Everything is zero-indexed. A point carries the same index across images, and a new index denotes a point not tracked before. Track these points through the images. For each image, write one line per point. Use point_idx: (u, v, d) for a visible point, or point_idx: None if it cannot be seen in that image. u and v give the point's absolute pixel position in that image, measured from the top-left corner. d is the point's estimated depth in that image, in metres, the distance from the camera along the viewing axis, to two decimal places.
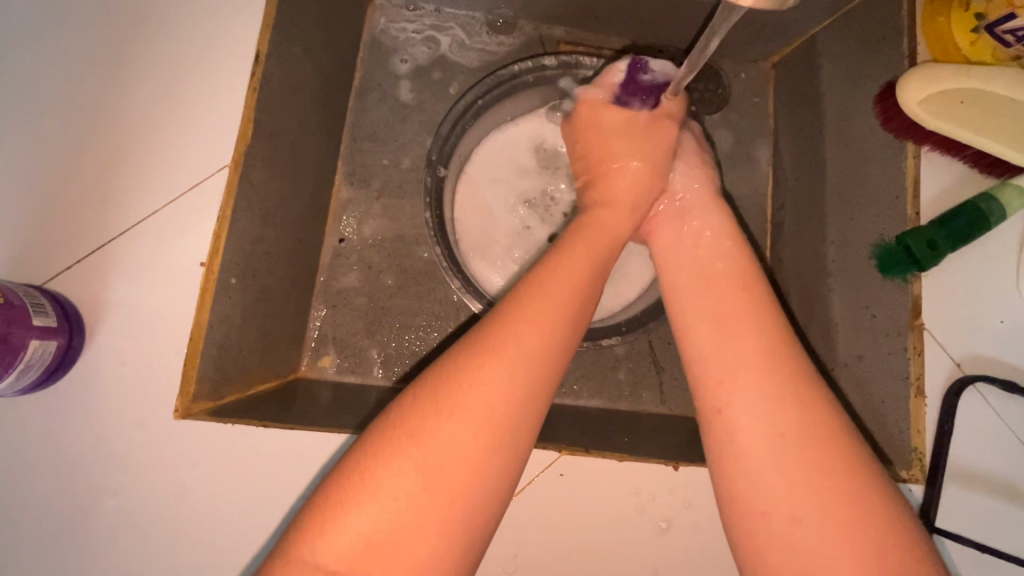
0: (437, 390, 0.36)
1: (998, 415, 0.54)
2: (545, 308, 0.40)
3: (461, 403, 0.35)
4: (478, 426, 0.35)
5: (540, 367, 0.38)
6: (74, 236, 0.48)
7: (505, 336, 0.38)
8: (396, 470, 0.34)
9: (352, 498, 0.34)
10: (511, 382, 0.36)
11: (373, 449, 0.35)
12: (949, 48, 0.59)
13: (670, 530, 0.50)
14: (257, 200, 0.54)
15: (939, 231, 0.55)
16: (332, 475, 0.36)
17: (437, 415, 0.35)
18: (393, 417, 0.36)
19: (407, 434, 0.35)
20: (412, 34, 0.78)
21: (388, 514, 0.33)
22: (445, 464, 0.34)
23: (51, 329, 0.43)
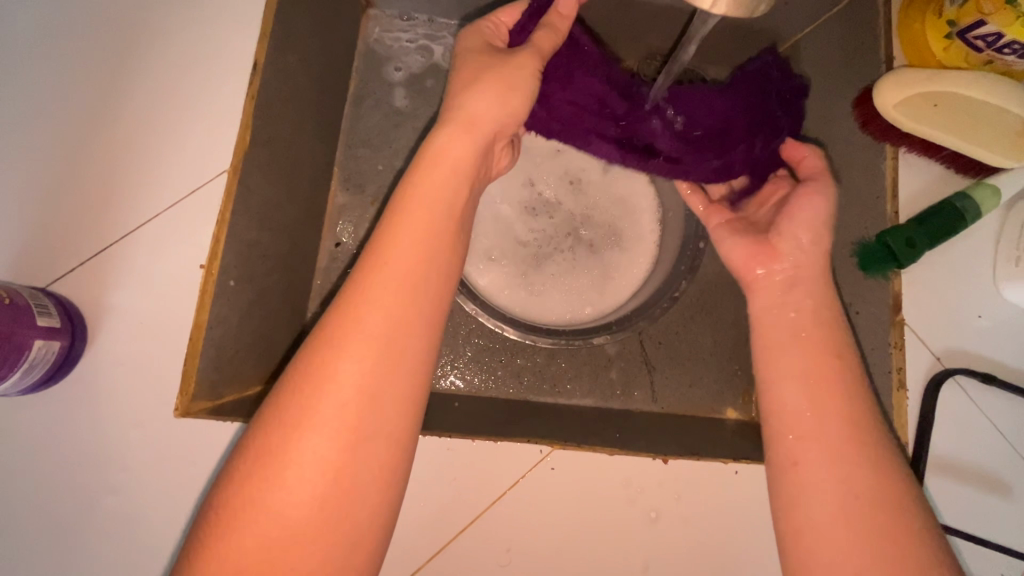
0: (317, 354, 0.39)
1: (978, 407, 0.56)
2: (405, 255, 0.42)
3: (342, 356, 0.39)
4: (361, 373, 0.39)
5: (391, 349, 0.40)
6: (75, 239, 0.49)
7: (349, 331, 0.40)
8: (296, 432, 0.38)
9: (236, 512, 0.37)
10: (361, 376, 0.39)
11: (245, 463, 0.38)
12: (924, 54, 0.61)
13: (659, 520, 0.51)
14: (255, 204, 0.56)
15: (917, 228, 0.57)
16: (239, 449, 0.39)
17: (321, 375, 0.39)
18: (257, 430, 0.39)
19: (269, 448, 0.38)
20: (406, 43, 0.80)
21: (297, 470, 0.37)
22: (311, 465, 0.37)
23: (54, 330, 0.44)
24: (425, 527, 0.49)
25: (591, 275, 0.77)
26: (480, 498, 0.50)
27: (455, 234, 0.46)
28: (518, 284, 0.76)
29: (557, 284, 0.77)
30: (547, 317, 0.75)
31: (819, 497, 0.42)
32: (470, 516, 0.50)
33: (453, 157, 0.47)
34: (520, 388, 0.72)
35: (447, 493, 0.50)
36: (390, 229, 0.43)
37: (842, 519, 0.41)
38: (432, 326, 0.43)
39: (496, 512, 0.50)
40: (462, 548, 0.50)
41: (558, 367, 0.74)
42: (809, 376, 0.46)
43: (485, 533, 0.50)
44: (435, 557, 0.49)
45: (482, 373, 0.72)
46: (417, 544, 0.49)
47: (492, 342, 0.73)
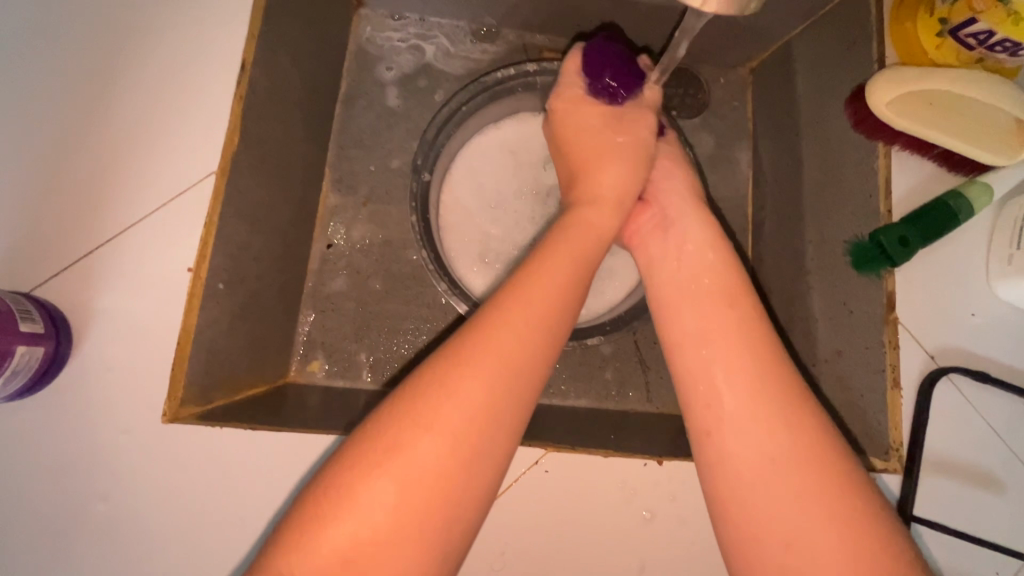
0: (450, 362, 0.37)
1: (971, 405, 0.56)
2: (551, 281, 0.42)
3: (476, 366, 0.37)
4: (491, 389, 0.37)
5: (519, 375, 0.38)
6: (60, 243, 0.48)
7: (486, 345, 0.38)
8: (418, 432, 0.35)
9: (330, 513, 0.34)
10: (489, 395, 0.37)
11: (353, 461, 0.35)
12: (917, 52, 0.61)
13: (655, 520, 0.51)
14: (244, 205, 0.55)
15: (910, 227, 0.57)
16: (356, 436, 0.37)
17: (455, 381, 0.37)
18: (372, 428, 0.36)
19: (382, 448, 0.35)
20: (397, 43, 0.79)
21: (412, 473, 0.34)
22: (421, 475, 0.34)
23: (38, 335, 0.44)
24: None
25: None
26: None
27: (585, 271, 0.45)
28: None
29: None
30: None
31: (745, 456, 0.40)
32: None
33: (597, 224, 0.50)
34: None
35: None
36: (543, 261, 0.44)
37: (772, 473, 0.39)
38: (552, 359, 0.41)
39: (490, 515, 0.50)
40: None
41: (553, 368, 0.73)
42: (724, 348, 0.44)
43: (481, 536, 0.49)
44: None
45: None
46: None
47: None
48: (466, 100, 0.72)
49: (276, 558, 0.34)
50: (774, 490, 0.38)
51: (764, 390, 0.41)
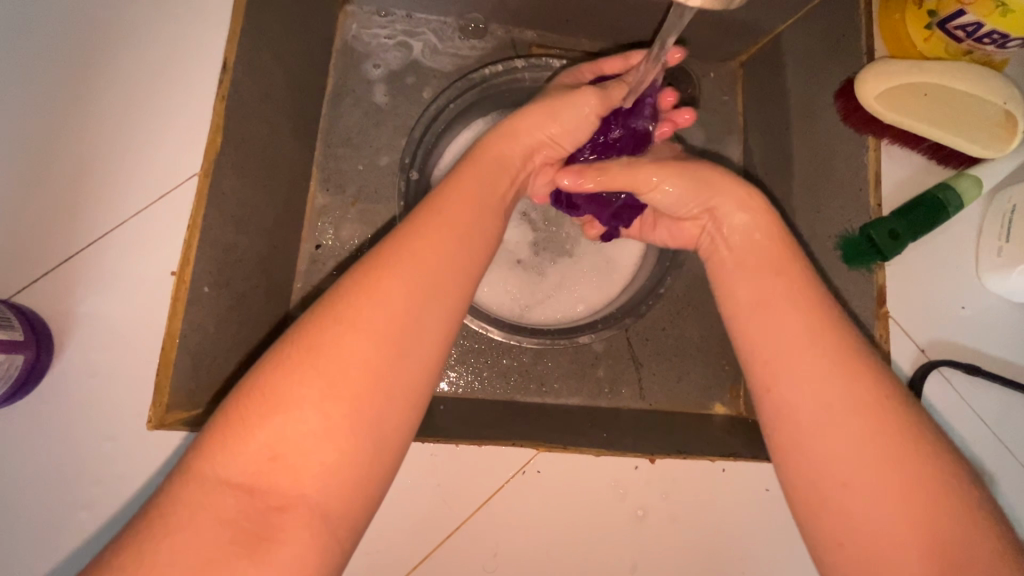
0: (370, 268, 0.38)
1: (962, 398, 0.56)
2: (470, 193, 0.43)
3: (400, 267, 0.37)
4: (415, 290, 0.37)
5: (439, 276, 0.39)
6: (39, 247, 0.47)
7: (404, 250, 0.38)
8: (341, 331, 0.35)
9: (255, 411, 0.33)
10: (410, 294, 0.37)
11: (275, 363, 0.35)
12: (905, 45, 0.61)
13: (646, 517, 0.51)
14: (229, 208, 0.54)
15: (899, 220, 0.57)
16: (277, 344, 0.36)
17: (377, 283, 0.37)
18: (294, 335, 0.36)
19: (306, 349, 0.35)
20: (384, 39, 0.78)
21: (336, 368, 0.34)
22: (345, 369, 0.34)
23: (18, 343, 0.43)
24: (409, 533, 0.48)
25: (574, 271, 0.76)
26: (466, 503, 0.49)
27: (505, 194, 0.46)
28: (522, 294, 0.75)
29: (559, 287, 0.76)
30: (536, 316, 0.74)
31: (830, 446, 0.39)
32: (455, 522, 0.49)
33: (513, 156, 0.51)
34: (506, 388, 0.72)
35: (432, 499, 0.49)
36: (462, 179, 0.45)
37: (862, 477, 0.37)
38: (479, 267, 0.42)
39: (481, 516, 0.49)
40: (448, 553, 0.49)
41: (545, 365, 0.73)
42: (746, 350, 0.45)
43: (472, 537, 0.49)
44: (421, 563, 0.48)
45: (468, 375, 0.71)
46: (401, 550, 0.48)
47: (478, 343, 0.72)
48: (454, 96, 0.71)
49: (202, 464, 0.33)
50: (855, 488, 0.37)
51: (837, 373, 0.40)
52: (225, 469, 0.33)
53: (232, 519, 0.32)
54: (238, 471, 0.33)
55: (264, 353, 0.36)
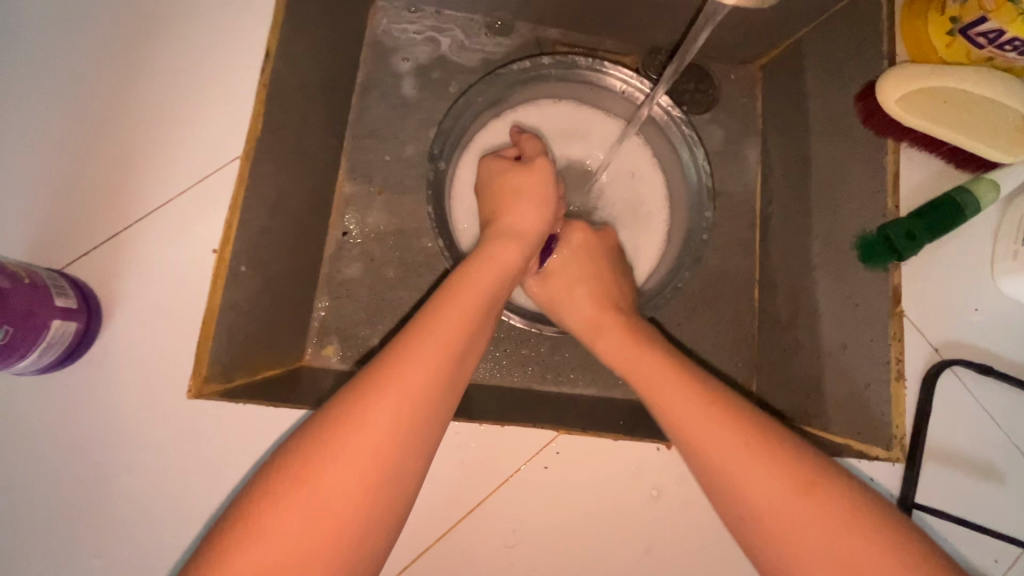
0: (362, 394, 0.40)
1: (974, 397, 0.57)
2: (457, 314, 0.47)
3: (388, 393, 0.40)
4: (401, 420, 0.40)
5: (425, 405, 0.42)
6: (90, 222, 0.49)
7: (392, 381, 0.41)
8: (331, 461, 0.38)
9: (254, 532, 0.37)
10: (397, 425, 0.40)
11: (274, 485, 0.38)
12: (927, 50, 0.62)
13: (661, 498, 0.52)
14: (266, 192, 0.56)
15: (916, 222, 0.58)
16: (278, 460, 0.40)
17: (367, 414, 0.40)
18: (292, 454, 0.39)
19: (302, 476, 0.38)
20: (413, 35, 0.80)
21: (326, 499, 0.37)
22: (333, 502, 0.38)
23: (71, 310, 0.44)
24: (432, 507, 0.50)
25: None
26: (487, 481, 0.51)
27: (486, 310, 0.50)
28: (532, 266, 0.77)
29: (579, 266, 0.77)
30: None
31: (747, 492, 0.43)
32: (477, 499, 0.51)
33: (504, 261, 0.54)
34: (523, 376, 0.73)
35: (454, 476, 0.51)
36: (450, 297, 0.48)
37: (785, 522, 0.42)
38: (458, 387, 0.45)
39: (502, 495, 0.51)
40: (471, 529, 0.50)
41: (562, 356, 0.74)
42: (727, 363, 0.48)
43: (492, 514, 0.51)
44: (444, 538, 0.50)
45: (487, 363, 0.73)
46: (426, 524, 0.50)
47: (497, 331, 0.74)
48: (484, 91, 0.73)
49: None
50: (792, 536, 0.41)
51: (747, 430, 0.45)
52: (274, 524, 0.37)
53: None
54: None
55: (290, 437, 0.41)
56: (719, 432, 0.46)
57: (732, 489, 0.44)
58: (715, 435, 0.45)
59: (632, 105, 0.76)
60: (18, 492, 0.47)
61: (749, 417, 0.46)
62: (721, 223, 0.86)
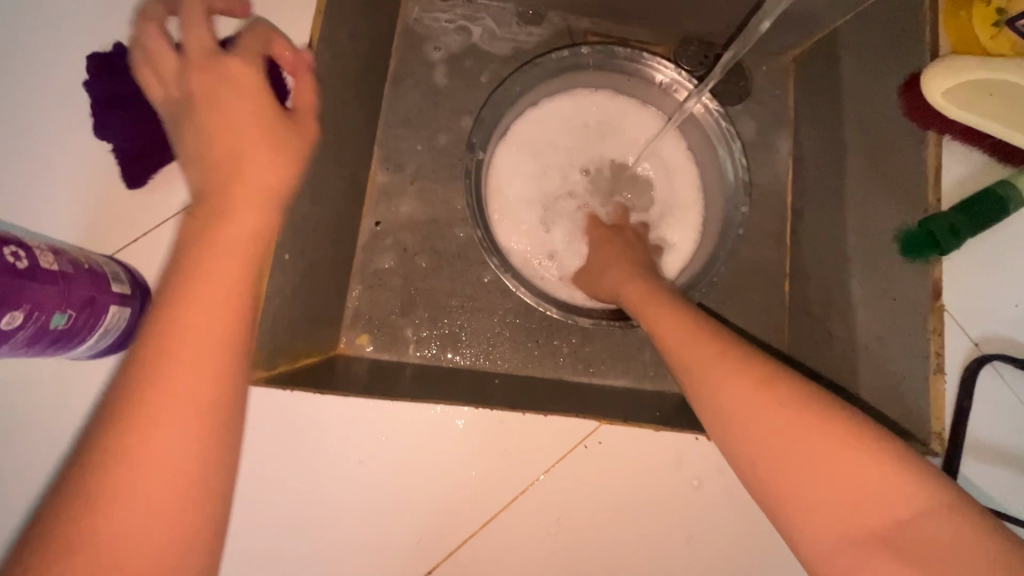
0: (146, 375, 0.33)
1: (1013, 392, 0.57)
2: (223, 275, 0.35)
3: (183, 374, 0.33)
4: (201, 402, 0.34)
5: (194, 393, 0.33)
6: (140, 209, 0.50)
7: (187, 356, 0.33)
8: (157, 443, 0.32)
9: (92, 522, 0.31)
10: (193, 414, 0.33)
11: (94, 475, 0.32)
12: (972, 42, 0.61)
13: (701, 487, 0.52)
14: (309, 179, 0.56)
15: (959, 215, 0.58)
16: (83, 463, 0.32)
17: (163, 391, 0.33)
18: (102, 451, 0.32)
19: (124, 465, 0.32)
20: (445, 23, 0.80)
21: (159, 476, 0.32)
22: (172, 474, 0.33)
23: (127, 296, 0.45)
24: (477, 494, 0.51)
25: None
26: (531, 469, 0.51)
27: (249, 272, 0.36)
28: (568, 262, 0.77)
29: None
30: (590, 297, 0.77)
31: (765, 446, 0.40)
32: (521, 487, 0.51)
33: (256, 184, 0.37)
34: (555, 367, 0.74)
35: (498, 464, 0.51)
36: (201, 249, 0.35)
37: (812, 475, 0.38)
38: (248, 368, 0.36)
39: (545, 483, 0.51)
40: (514, 516, 0.51)
41: (593, 348, 0.75)
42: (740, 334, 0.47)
43: (535, 502, 0.51)
44: (487, 524, 0.51)
45: (519, 353, 0.73)
46: (470, 510, 0.51)
47: (529, 322, 0.74)
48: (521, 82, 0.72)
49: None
50: (806, 490, 0.38)
51: (771, 381, 0.42)
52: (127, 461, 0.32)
53: None
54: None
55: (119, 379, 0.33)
56: (735, 389, 0.43)
57: (746, 455, 0.41)
58: (732, 390, 0.43)
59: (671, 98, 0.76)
60: (71, 474, 0.48)
61: (775, 369, 0.43)
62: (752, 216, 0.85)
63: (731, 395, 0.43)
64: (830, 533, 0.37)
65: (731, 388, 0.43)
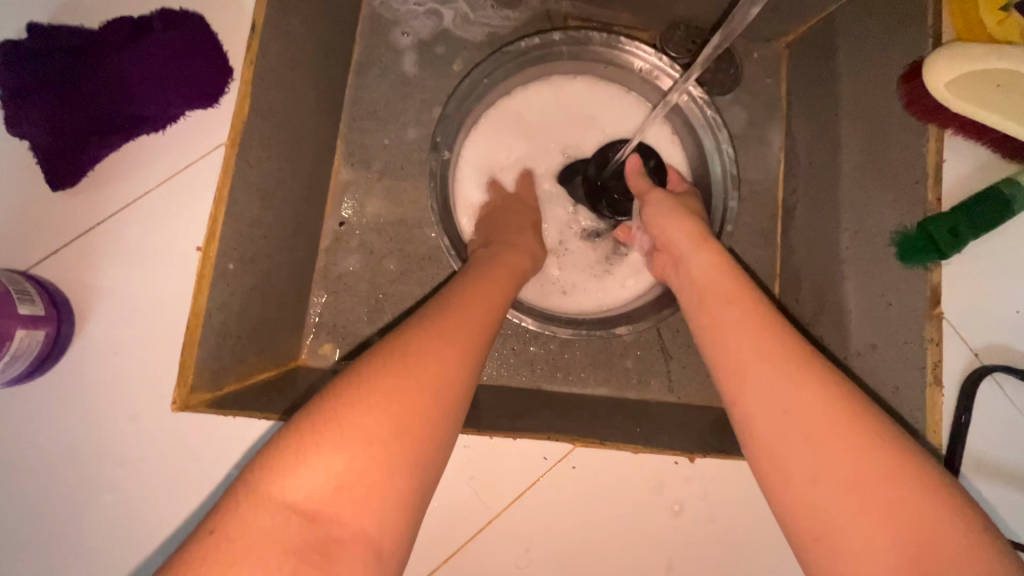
0: (398, 345, 0.39)
1: (1015, 405, 0.53)
2: (476, 295, 0.47)
3: (427, 347, 0.39)
4: (445, 369, 0.38)
5: (452, 367, 0.39)
6: (63, 217, 0.45)
7: (430, 339, 0.40)
8: (371, 394, 0.35)
9: (301, 453, 0.33)
10: (433, 379, 0.37)
11: (298, 425, 0.34)
12: (976, 28, 0.57)
13: (683, 513, 0.49)
14: (256, 181, 0.51)
15: (961, 216, 0.54)
16: (300, 415, 0.35)
17: (413, 359, 0.38)
18: (320, 403, 0.35)
19: (343, 409, 0.35)
20: (413, 6, 0.74)
21: (378, 424, 0.34)
22: (382, 423, 0.35)
23: (38, 317, 0.41)
24: (440, 526, 0.47)
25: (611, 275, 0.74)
26: (499, 497, 0.48)
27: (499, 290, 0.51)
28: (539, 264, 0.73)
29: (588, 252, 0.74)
30: (572, 304, 0.74)
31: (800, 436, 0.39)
32: (488, 516, 0.47)
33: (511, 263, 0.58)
34: (532, 376, 0.70)
35: (462, 492, 0.47)
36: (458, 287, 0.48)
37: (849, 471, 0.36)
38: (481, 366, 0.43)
39: (514, 511, 0.48)
40: (481, 548, 0.47)
41: (572, 355, 0.71)
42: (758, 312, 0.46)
43: (504, 531, 0.47)
44: (452, 557, 0.47)
45: (493, 362, 0.69)
46: (433, 542, 0.47)
47: (504, 328, 0.70)
48: (492, 70, 0.68)
49: (258, 497, 0.32)
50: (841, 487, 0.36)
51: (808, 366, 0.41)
52: (286, 492, 0.32)
53: (291, 546, 0.31)
54: (300, 501, 0.32)
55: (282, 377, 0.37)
56: (768, 375, 0.41)
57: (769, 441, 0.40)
58: (769, 381, 0.41)
59: (653, 85, 0.71)
60: None
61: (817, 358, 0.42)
62: (741, 213, 0.81)
63: (762, 378, 0.42)
64: (877, 543, 0.34)
65: (757, 372, 0.42)
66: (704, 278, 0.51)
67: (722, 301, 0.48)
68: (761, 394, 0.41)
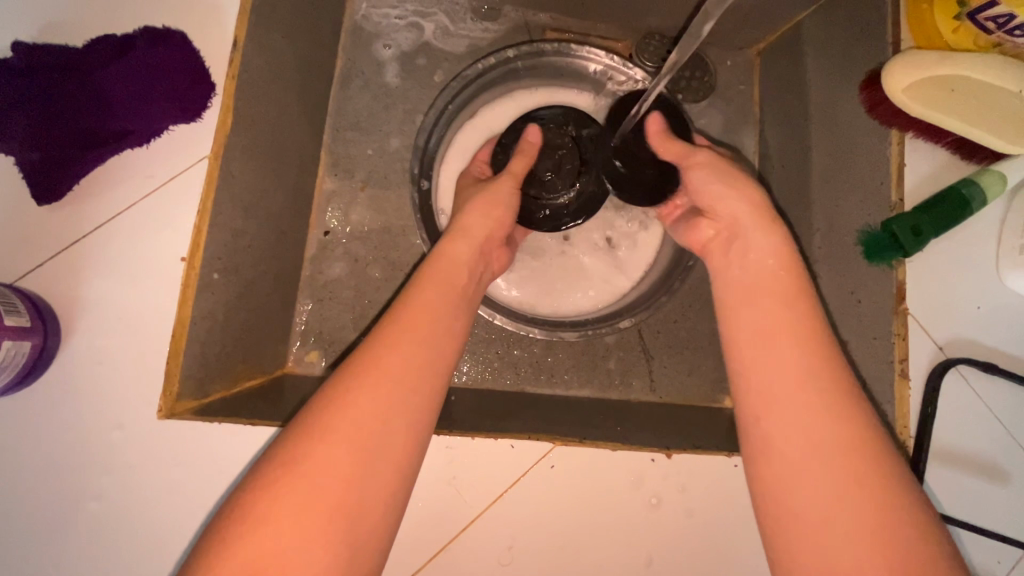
0: (339, 394, 0.40)
1: (978, 397, 0.56)
2: (430, 308, 0.46)
3: (368, 394, 0.40)
4: (383, 414, 0.40)
5: (393, 411, 0.40)
6: (50, 230, 0.46)
7: (368, 385, 0.40)
8: (310, 455, 0.37)
9: (237, 530, 0.35)
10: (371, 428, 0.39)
11: (247, 489, 0.37)
12: (932, 36, 0.59)
13: (661, 506, 0.50)
14: (240, 192, 0.52)
15: (921, 216, 0.56)
16: (252, 472, 0.38)
17: (348, 408, 0.39)
18: (270, 462, 0.38)
19: (282, 477, 0.37)
20: (395, 20, 0.76)
21: (312, 487, 0.36)
22: (317, 488, 0.37)
23: (24, 329, 0.42)
24: (423, 526, 0.48)
25: (593, 277, 0.76)
26: (482, 495, 0.49)
27: (463, 302, 0.49)
28: None
29: (559, 253, 0.76)
30: (567, 306, 0.75)
31: (789, 456, 0.40)
32: (471, 515, 0.49)
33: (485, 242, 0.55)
34: (516, 378, 0.71)
35: (445, 493, 0.48)
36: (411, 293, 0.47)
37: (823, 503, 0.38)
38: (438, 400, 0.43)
39: (496, 510, 0.49)
40: (467, 543, 0.48)
41: (555, 358, 0.72)
42: (769, 316, 0.46)
43: (487, 529, 0.49)
44: (435, 556, 0.48)
45: (477, 365, 0.71)
46: (416, 541, 0.48)
47: (488, 332, 0.71)
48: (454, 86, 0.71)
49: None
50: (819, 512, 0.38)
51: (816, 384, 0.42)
52: None
53: None
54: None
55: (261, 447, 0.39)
56: (783, 387, 0.42)
57: (767, 456, 0.42)
58: (781, 397, 0.42)
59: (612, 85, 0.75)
60: None
61: (815, 374, 0.42)
62: None
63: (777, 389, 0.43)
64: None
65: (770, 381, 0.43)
66: (759, 278, 0.48)
67: (747, 300, 0.47)
68: (792, 436, 0.41)
